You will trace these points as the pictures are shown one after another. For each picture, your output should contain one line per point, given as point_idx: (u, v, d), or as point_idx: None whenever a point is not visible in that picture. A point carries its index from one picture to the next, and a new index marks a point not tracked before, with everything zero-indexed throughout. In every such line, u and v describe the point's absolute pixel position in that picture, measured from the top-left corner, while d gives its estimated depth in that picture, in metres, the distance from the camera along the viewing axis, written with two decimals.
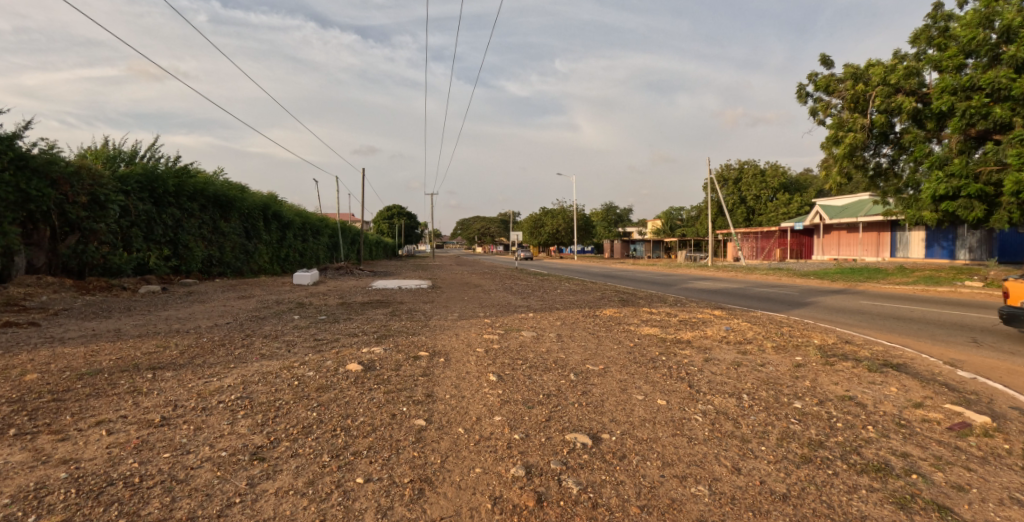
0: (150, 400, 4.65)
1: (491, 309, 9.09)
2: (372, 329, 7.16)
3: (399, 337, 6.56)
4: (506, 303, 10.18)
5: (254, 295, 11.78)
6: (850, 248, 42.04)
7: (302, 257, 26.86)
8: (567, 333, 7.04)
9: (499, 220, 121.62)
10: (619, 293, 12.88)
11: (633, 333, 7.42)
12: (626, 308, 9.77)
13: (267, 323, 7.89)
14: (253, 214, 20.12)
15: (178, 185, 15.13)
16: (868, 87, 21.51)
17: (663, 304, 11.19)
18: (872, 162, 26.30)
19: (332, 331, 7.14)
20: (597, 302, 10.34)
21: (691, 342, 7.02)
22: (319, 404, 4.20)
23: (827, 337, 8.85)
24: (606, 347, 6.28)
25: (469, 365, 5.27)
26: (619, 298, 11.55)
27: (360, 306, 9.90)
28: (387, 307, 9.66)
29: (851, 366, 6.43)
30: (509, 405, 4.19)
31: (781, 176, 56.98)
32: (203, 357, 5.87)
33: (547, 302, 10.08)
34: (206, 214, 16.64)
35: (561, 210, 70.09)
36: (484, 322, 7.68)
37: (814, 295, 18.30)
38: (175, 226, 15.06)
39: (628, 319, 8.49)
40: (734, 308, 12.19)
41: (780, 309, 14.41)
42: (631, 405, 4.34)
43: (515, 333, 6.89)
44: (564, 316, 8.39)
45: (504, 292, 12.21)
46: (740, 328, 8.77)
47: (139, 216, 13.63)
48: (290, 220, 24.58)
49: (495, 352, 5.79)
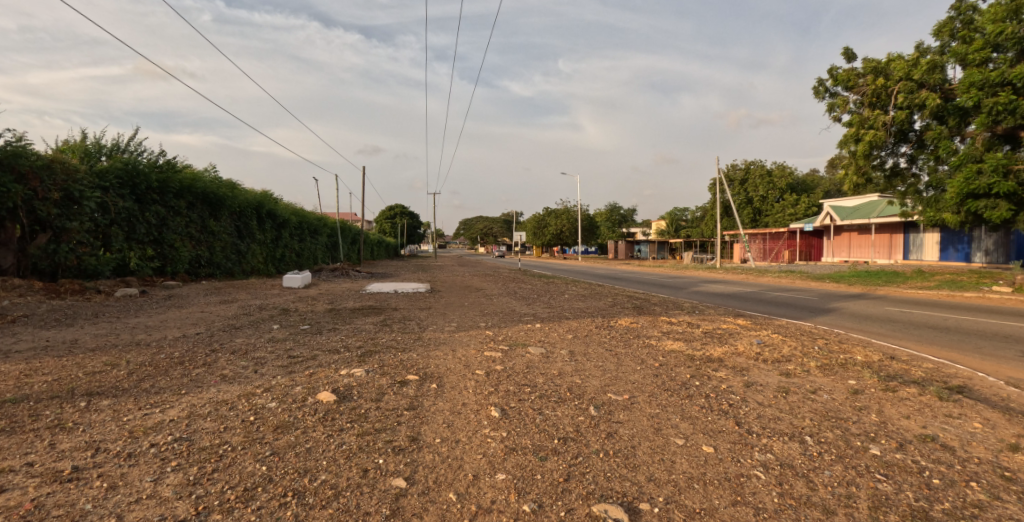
0: (71, 440, 3.74)
1: (494, 318, 8.18)
2: (356, 343, 6.24)
3: (385, 354, 5.64)
4: (510, 310, 9.26)
5: (238, 300, 10.88)
6: (862, 250, 40.95)
7: (298, 257, 25.98)
8: (581, 349, 6.13)
9: (502, 221, 120.71)
10: (631, 299, 11.93)
11: (657, 349, 6.50)
12: (642, 317, 8.84)
13: (240, 335, 6.97)
14: (246, 212, 19.25)
15: (162, 181, 14.26)
16: (889, 82, 20.46)
17: (681, 313, 10.26)
18: (891, 162, 25.27)
19: (310, 345, 6.23)
20: (610, 310, 9.39)
21: (724, 361, 6.08)
22: (272, 453, 3.28)
23: (869, 353, 7.91)
24: (629, 370, 5.37)
25: (466, 394, 4.35)
26: (633, 305, 10.58)
27: (349, 314, 9.00)
28: (379, 315, 8.75)
29: (916, 393, 5.50)
30: (516, 457, 3.26)
31: (789, 176, 55.80)
32: (152, 381, 4.95)
33: (555, 310, 9.16)
34: (194, 212, 15.78)
35: (565, 211, 69.01)
36: (486, 334, 6.77)
37: (834, 300, 17.30)
38: (159, 224, 14.21)
39: (647, 332, 7.56)
40: (755, 317, 11.22)
41: (801, 315, 13.47)
42: (670, 457, 3.42)
43: (520, 349, 5.96)
44: (575, 328, 7.46)
45: (507, 297, 11.30)
46: (772, 341, 7.83)
47: (118, 214, 12.75)
48: (286, 219, 23.71)
49: (497, 376, 4.86)
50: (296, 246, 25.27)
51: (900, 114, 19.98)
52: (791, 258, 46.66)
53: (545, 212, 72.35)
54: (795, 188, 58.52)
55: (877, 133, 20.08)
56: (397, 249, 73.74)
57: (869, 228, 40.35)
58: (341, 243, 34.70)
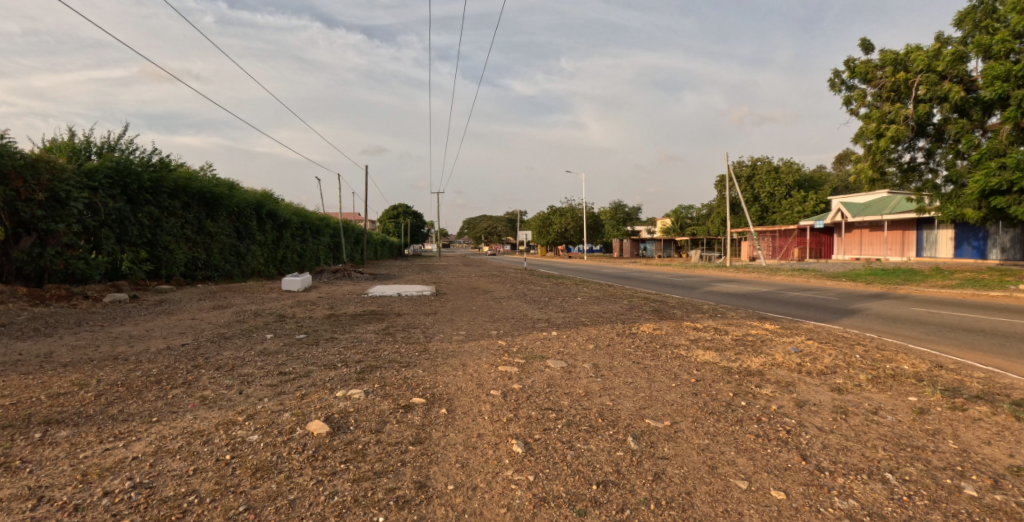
0: (12, 485, 3.14)
1: (507, 325, 7.53)
2: (355, 356, 5.62)
3: (387, 370, 5.02)
4: (522, 315, 8.63)
5: (232, 305, 10.28)
6: (874, 248, 40.09)
7: (300, 258, 25.42)
8: (606, 362, 5.48)
9: (505, 220, 120.16)
10: (649, 301, 11.27)
11: (690, 362, 5.85)
12: (665, 323, 8.18)
13: (230, 346, 6.38)
14: (245, 212, 18.69)
15: (155, 181, 13.69)
16: (909, 74, 19.69)
17: (705, 317, 9.59)
18: (908, 156, 24.47)
19: (305, 358, 5.62)
20: (630, 315, 8.73)
21: (767, 376, 5.43)
22: (247, 507, 2.68)
23: (915, 361, 7.23)
24: (666, 388, 4.72)
25: (480, 421, 3.73)
26: (652, 309, 9.91)
27: (349, 321, 8.36)
28: (381, 321, 8.14)
29: (989, 413, 4.81)
30: (547, 511, 2.64)
31: (797, 172, 54.93)
32: (122, 406, 4.36)
33: (570, 315, 8.52)
34: (190, 213, 15.22)
35: (569, 209, 68.39)
36: (499, 345, 6.14)
37: (856, 301, 16.58)
38: (153, 225, 13.64)
39: (674, 340, 6.91)
40: (781, 320, 10.54)
41: (825, 317, 12.81)
42: (737, 508, 2.78)
43: (539, 363, 5.32)
44: (595, 336, 6.81)
45: (517, 301, 10.66)
46: (811, 350, 7.15)
47: (109, 215, 12.20)
48: (287, 219, 23.16)
49: (515, 397, 4.23)
50: (297, 247, 24.73)
51: (921, 107, 19.20)
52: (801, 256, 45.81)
53: (549, 211, 71.61)
54: (802, 185, 57.60)
55: (897, 126, 19.30)
56: (401, 249, 73.08)
57: (881, 225, 39.50)
58: (344, 244, 34.18)
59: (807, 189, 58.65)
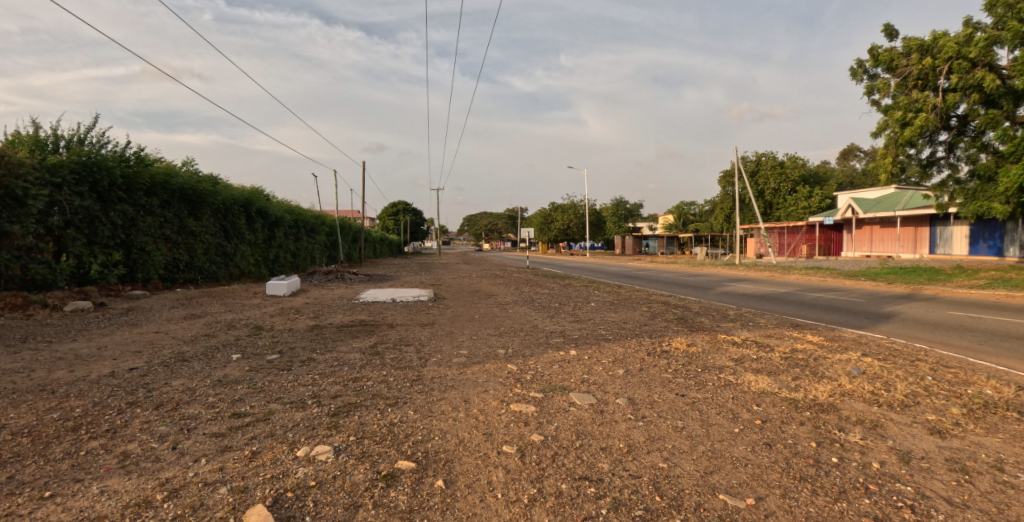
0: None
1: (517, 340, 6.45)
2: (332, 387, 4.54)
3: (368, 411, 3.93)
4: (533, 326, 7.55)
5: (207, 314, 9.18)
6: (885, 244, 38.94)
7: (294, 258, 24.32)
8: (644, 396, 4.42)
9: (506, 217, 118.93)
10: (669, 307, 10.17)
11: (745, 397, 4.78)
12: (697, 338, 7.09)
13: (184, 372, 5.29)
14: (232, 210, 17.57)
15: (129, 177, 12.58)
16: (936, 61, 18.53)
17: (737, 327, 8.48)
18: (928, 151, 23.34)
19: (269, 391, 4.54)
20: (655, 327, 7.62)
21: (846, 416, 4.37)
22: None
23: (996, 383, 6.15)
24: (730, 439, 3.66)
25: (493, 506, 2.66)
26: (677, 318, 8.80)
27: (334, 334, 7.27)
28: (372, 335, 7.06)
29: None
30: None
31: (802, 168, 53.81)
32: (13, 472, 3.26)
33: (588, 327, 7.45)
34: (170, 211, 14.13)
35: (571, 205, 67.27)
36: (510, 370, 5.05)
37: (885, 303, 15.47)
38: (127, 225, 12.55)
39: (716, 361, 5.84)
40: (817, 329, 9.46)
41: (857, 323, 11.76)
42: None
43: (563, 399, 4.25)
44: (623, 356, 5.74)
45: (525, 307, 9.59)
46: (874, 372, 6.06)
47: (75, 214, 11.10)
48: (279, 217, 22.02)
49: (538, 459, 3.17)
50: (290, 246, 23.63)
51: (950, 96, 18.07)
52: (810, 253, 44.67)
53: (551, 208, 70.45)
54: (807, 180, 56.48)
55: (924, 116, 18.16)
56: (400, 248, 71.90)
57: (893, 221, 38.36)
58: (341, 242, 33.08)
59: (813, 185, 57.54)
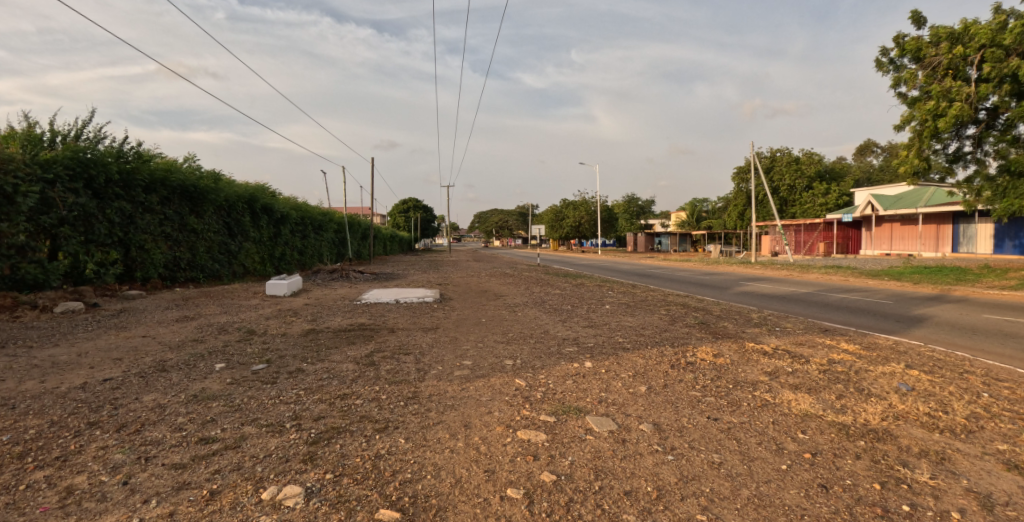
0: None
1: (526, 348, 5.90)
2: (316, 406, 4.02)
3: (353, 439, 3.40)
4: (544, 332, 7.00)
5: (201, 316, 8.74)
6: (906, 242, 37.79)
7: (300, 255, 24.01)
8: (673, 422, 3.87)
9: (516, 214, 118.44)
10: (689, 310, 9.56)
11: (787, 422, 4.18)
12: (723, 347, 6.49)
13: (159, 386, 4.81)
14: (236, 207, 17.20)
15: (126, 173, 12.22)
16: (967, 50, 17.58)
17: (764, 334, 7.85)
18: (956, 145, 22.32)
19: (245, 411, 4.03)
20: (677, 334, 7.03)
21: (909, 453, 3.79)
22: None
23: None
24: (777, 481, 3.08)
25: None
26: (699, 323, 8.19)
27: (330, 339, 6.76)
28: (370, 341, 6.55)
29: None
30: None
31: (819, 163, 52.54)
32: None
33: (603, 334, 6.89)
34: (171, 208, 13.77)
35: (583, 202, 66.46)
36: (518, 386, 4.50)
37: (914, 305, 14.67)
38: (125, 223, 12.20)
39: (750, 377, 5.26)
40: (849, 335, 8.79)
41: (888, 327, 11.04)
42: None
43: (579, 426, 3.70)
44: (645, 370, 5.17)
45: (535, 310, 9.05)
46: (925, 390, 5.44)
47: (69, 212, 10.75)
48: (285, 214, 21.64)
49: (552, 510, 2.63)
50: (297, 243, 23.27)
51: (984, 86, 17.12)
52: (827, 250, 43.56)
53: (562, 205, 69.94)
54: (824, 176, 55.16)
55: (958, 106, 17.14)
56: (410, 245, 71.82)
57: (915, 218, 37.18)
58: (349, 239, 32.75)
59: (829, 181, 56.23)
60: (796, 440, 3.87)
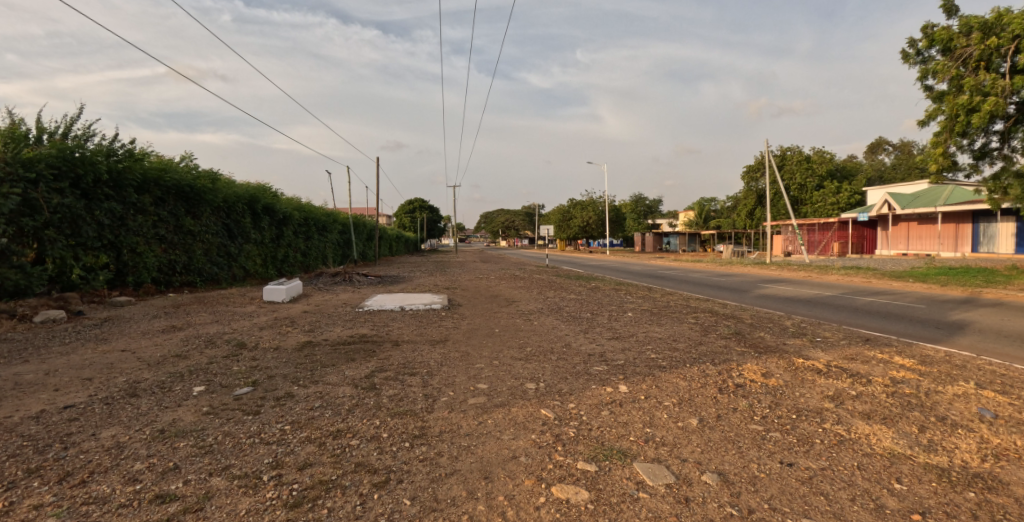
0: None
1: (549, 367, 5.17)
2: (301, 451, 3.31)
3: (344, 503, 2.68)
4: (566, 346, 6.25)
5: (190, 326, 8.08)
6: (924, 242, 36.69)
7: (304, 257, 23.41)
8: (743, 472, 3.14)
9: (522, 215, 117.69)
10: (719, 318, 8.78)
11: (875, 467, 3.45)
12: (771, 366, 5.72)
13: (122, 419, 4.12)
14: (236, 207, 16.58)
15: (116, 172, 11.65)
16: (1001, 40, 16.59)
17: (808, 347, 7.06)
18: (984, 142, 21.31)
19: (217, 456, 3.34)
20: (714, 348, 6.27)
21: None
22: None
23: None
24: None
25: None
26: (734, 334, 7.41)
27: (328, 353, 6.06)
28: (371, 356, 5.85)
29: None
30: None
31: (829, 162, 51.52)
32: None
33: (633, 348, 6.13)
34: (166, 209, 13.16)
35: (590, 202, 65.64)
36: (545, 419, 3.77)
37: (948, 309, 13.84)
38: (116, 225, 11.61)
39: (813, 405, 4.51)
40: (896, 347, 8.00)
41: (929, 335, 10.23)
42: None
43: (629, 477, 2.99)
44: (691, 396, 4.43)
45: (552, 318, 8.30)
46: (1014, 417, 4.68)
47: (55, 213, 10.16)
48: (287, 215, 20.99)
49: None
50: (300, 245, 22.64)
51: (1019, 78, 16.12)
52: (841, 250, 42.50)
53: (570, 205, 69.17)
54: (835, 175, 54.09)
55: (994, 99, 16.13)
56: (416, 246, 71.30)
57: (933, 217, 36.10)
58: (354, 241, 32.14)
59: (841, 179, 55.13)
60: (895, 495, 3.11)
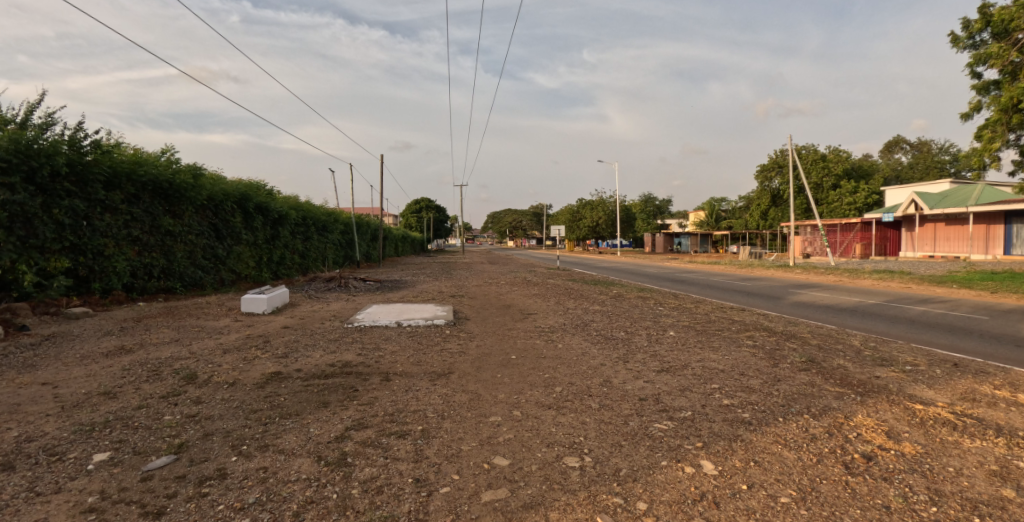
0: None
1: (591, 423, 3.74)
2: None
3: None
4: (607, 385, 4.75)
5: (143, 348, 6.70)
6: (952, 244, 34.79)
7: (302, 259, 22.11)
8: None
9: (529, 215, 116.55)
10: (779, 339, 7.25)
11: None
12: (888, 421, 4.23)
13: None
14: (225, 205, 15.21)
15: (80, 166, 10.36)
16: None
17: (909, 384, 5.52)
18: None
19: None
20: (803, 390, 4.75)
21: None
22: None
23: None
24: None
25: None
26: (811, 364, 5.91)
27: (296, 393, 4.67)
28: (352, 399, 4.42)
29: None
30: None
31: (846, 160, 49.70)
32: None
33: (696, 390, 4.62)
34: (140, 206, 11.85)
35: (600, 202, 64.03)
36: None
37: (1016, 322, 12.21)
38: (80, 225, 10.34)
39: (996, 502, 3.02)
40: (1007, 378, 6.44)
41: (1018, 356, 8.64)
42: None
43: None
44: (815, 488, 2.95)
45: (580, 337, 6.80)
46: None
47: (3, 212, 8.86)
48: (283, 213, 19.63)
49: None
50: (298, 246, 21.32)
51: None
52: (864, 253, 40.60)
53: (579, 205, 67.80)
54: (851, 174, 52.24)
55: None
56: (423, 247, 70.19)
57: (963, 217, 34.14)
58: (357, 241, 30.81)
59: (859, 178, 53.16)
60: None
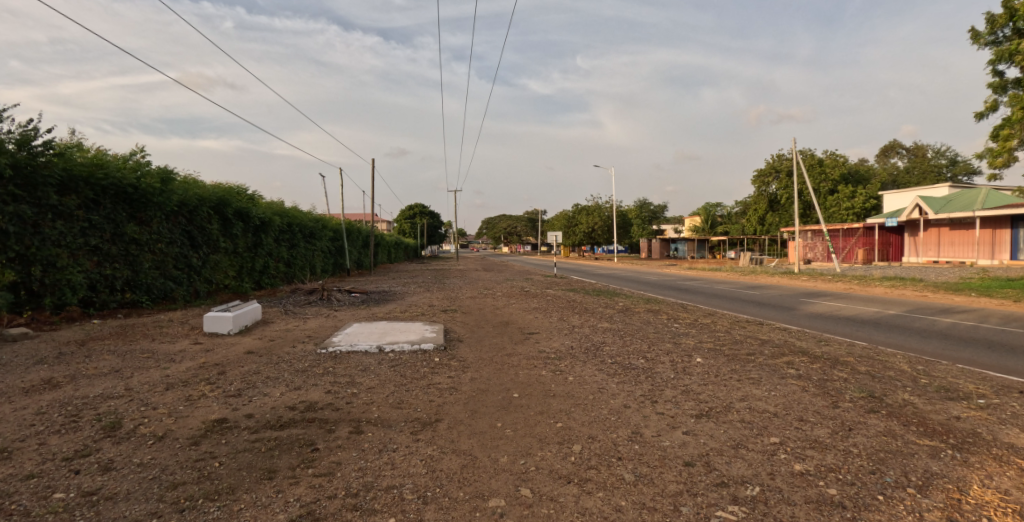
0: None
1: (630, 512, 2.73)
2: None
3: None
4: (639, 441, 3.71)
5: (72, 382, 5.60)
6: (957, 249, 34.06)
7: (287, 267, 20.98)
8: None
9: (524, 220, 115.82)
10: (823, 367, 6.22)
11: None
12: (1013, 493, 3.24)
13: None
14: (200, 211, 14.09)
15: (27, 168, 9.26)
16: None
17: (999, 429, 4.55)
18: None
19: None
20: (888, 450, 3.76)
21: None
22: None
23: None
24: None
25: None
26: (875, 405, 4.91)
27: (237, 454, 3.61)
28: (305, 466, 3.36)
29: None
30: None
31: (843, 165, 49.18)
32: None
33: (754, 451, 3.60)
34: (100, 212, 10.73)
35: (595, 207, 63.02)
36: None
37: None
38: (27, 232, 9.22)
39: None
40: None
41: None
42: None
43: None
44: None
45: (592, 366, 5.75)
46: None
47: None
48: (267, 220, 18.48)
49: None
50: (283, 254, 20.21)
51: None
52: (868, 257, 39.04)
53: (574, 210, 66.97)
54: (848, 179, 51.72)
55: None
56: (415, 252, 68.95)
57: (968, 223, 33.48)
58: (346, 249, 29.72)
59: (857, 183, 52.64)
60: None
